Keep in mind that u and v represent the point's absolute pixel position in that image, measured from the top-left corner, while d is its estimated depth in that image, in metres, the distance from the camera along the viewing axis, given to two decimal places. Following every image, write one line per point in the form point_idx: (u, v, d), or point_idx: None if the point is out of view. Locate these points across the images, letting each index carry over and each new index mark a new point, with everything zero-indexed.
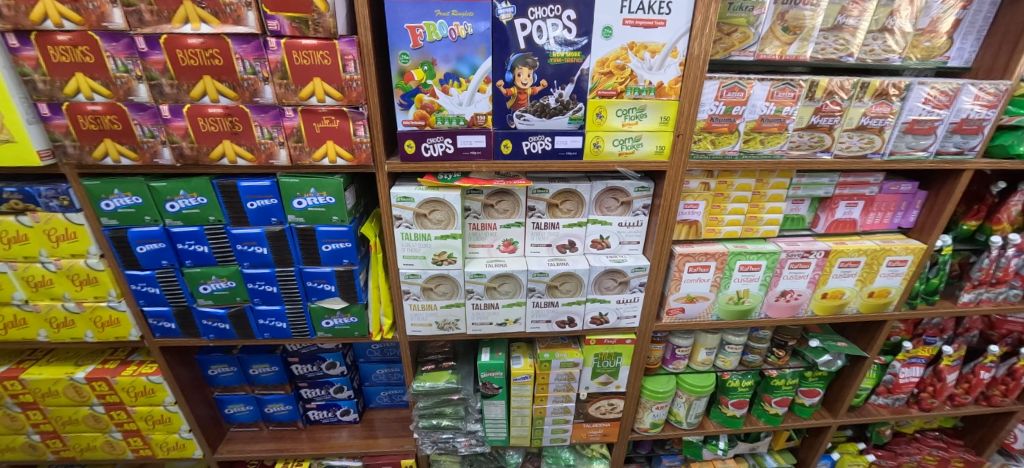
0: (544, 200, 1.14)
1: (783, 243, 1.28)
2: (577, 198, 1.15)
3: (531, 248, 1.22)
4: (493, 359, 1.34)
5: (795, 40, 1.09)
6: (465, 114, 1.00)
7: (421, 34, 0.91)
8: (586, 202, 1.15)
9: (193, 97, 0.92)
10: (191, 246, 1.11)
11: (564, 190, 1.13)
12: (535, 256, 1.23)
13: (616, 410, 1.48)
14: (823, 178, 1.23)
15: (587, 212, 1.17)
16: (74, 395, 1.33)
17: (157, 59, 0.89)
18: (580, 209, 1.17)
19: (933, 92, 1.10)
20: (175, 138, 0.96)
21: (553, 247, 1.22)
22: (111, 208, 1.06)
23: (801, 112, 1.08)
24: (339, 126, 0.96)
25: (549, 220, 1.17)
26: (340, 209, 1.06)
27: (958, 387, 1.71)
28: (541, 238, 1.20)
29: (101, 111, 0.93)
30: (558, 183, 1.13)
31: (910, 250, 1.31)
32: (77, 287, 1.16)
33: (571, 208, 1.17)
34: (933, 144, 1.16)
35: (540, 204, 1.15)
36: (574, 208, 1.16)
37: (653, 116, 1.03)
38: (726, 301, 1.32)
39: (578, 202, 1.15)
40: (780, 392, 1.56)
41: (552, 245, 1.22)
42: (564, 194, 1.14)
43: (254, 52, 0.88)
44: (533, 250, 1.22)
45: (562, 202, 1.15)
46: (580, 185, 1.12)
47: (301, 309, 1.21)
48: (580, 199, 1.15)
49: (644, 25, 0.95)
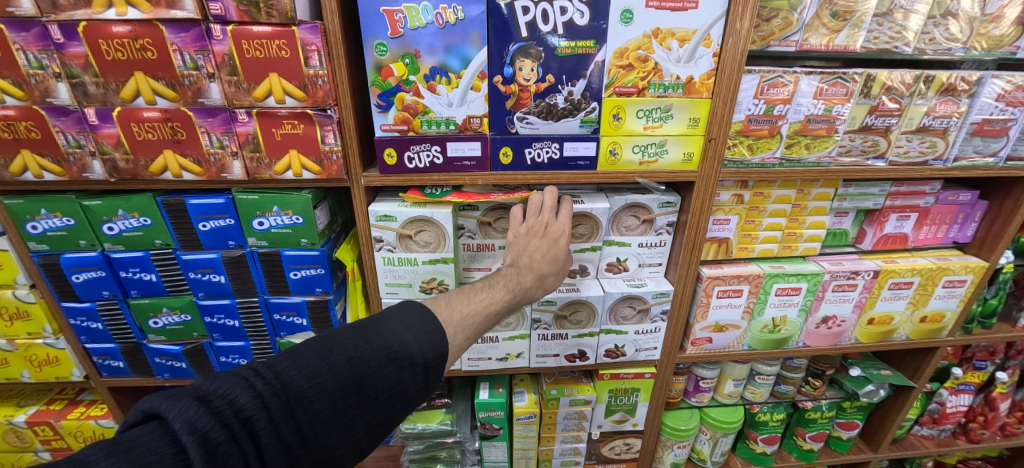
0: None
1: (826, 263, 1.12)
2: (593, 221, 0.97)
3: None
4: (493, 396, 1.17)
5: (845, 27, 0.92)
6: (457, 117, 0.83)
7: (401, 19, 0.75)
8: (602, 225, 0.97)
9: (125, 98, 0.75)
10: (135, 275, 0.94)
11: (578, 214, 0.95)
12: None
13: (633, 451, 1.30)
14: (873, 188, 1.05)
15: (603, 235, 0.99)
16: (14, 440, 1.16)
17: (77, 52, 0.72)
18: (594, 232, 0.99)
19: (1008, 86, 0.93)
20: (106, 149, 0.80)
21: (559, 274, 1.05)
22: (39, 231, 0.89)
23: (854, 112, 0.92)
24: (303, 132, 0.80)
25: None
26: (310, 230, 0.90)
27: (1010, 416, 1.53)
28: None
29: (14, 117, 0.77)
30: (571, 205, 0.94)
31: (970, 268, 1.14)
32: (6, 323, 1.00)
33: (585, 232, 0.99)
34: (1004, 149, 0.99)
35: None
36: (589, 231, 0.98)
37: (680, 117, 0.87)
38: (759, 329, 1.15)
39: (593, 225, 0.98)
40: (816, 426, 1.39)
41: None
42: (577, 218, 0.96)
43: (196, 42, 0.72)
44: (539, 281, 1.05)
45: (574, 226, 0.98)
46: (597, 208, 0.94)
47: (269, 345, 1.04)
48: (596, 222, 0.97)
49: (671, 8, 0.79)
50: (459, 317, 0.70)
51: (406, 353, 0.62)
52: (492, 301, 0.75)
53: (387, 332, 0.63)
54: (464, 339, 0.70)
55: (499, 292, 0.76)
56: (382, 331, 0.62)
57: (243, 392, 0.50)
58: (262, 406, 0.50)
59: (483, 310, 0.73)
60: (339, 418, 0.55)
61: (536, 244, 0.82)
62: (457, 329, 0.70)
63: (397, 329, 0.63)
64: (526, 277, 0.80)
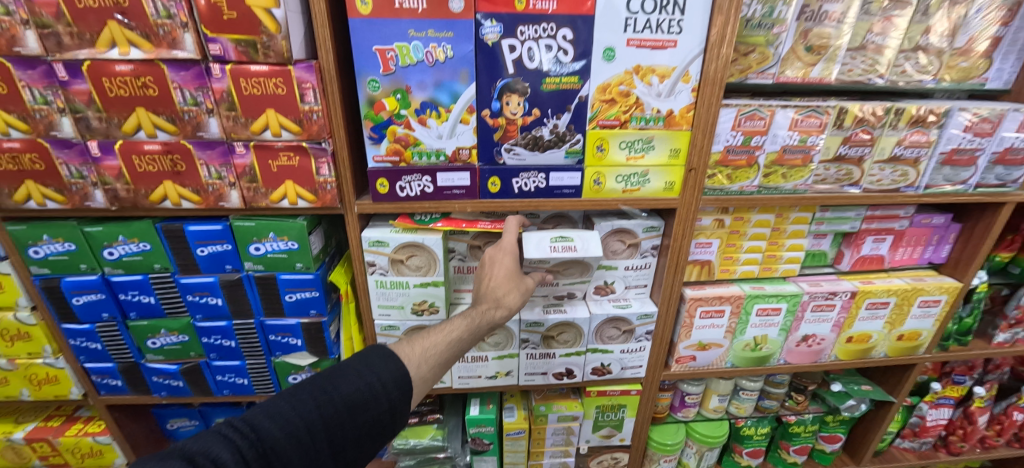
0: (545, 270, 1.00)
1: (805, 283, 1.16)
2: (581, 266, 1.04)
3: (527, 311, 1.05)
4: (483, 412, 1.20)
5: (819, 60, 0.96)
6: (446, 148, 0.87)
7: (392, 57, 0.78)
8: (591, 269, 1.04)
9: (126, 132, 0.79)
10: (134, 297, 0.97)
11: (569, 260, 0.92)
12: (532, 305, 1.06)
13: (620, 464, 1.34)
14: (849, 212, 1.10)
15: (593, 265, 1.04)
16: (13, 456, 1.19)
17: (81, 89, 0.75)
18: (584, 272, 1.05)
19: (976, 118, 0.97)
20: (108, 180, 0.83)
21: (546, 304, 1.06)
22: (40, 256, 0.92)
23: (827, 142, 0.96)
24: (299, 164, 0.83)
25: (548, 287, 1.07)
26: (304, 255, 0.93)
27: (989, 429, 1.57)
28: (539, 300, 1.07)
29: (19, 149, 0.80)
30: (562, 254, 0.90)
31: (945, 289, 1.18)
32: (7, 343, 1.02)
33: (575, 272, 1.05)
34: (972, 177, 1.03)
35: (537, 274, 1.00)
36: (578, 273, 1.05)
37: (662, 148, 0.91)
38: (741, 348, 1.18)
39: (583, 268, 1.05)
40: (799, 439, 1.42)
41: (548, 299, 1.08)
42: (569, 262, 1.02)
43: (195, 80, 0.75)
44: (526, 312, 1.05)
45: (565, 267, 1.04)
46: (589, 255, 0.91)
47: (264, 364, 1.07)
48: (586, 265, 1.04)
49: (651, 46, 0.82)
50: (420, 352, 0.74)
51: (370, 395, 0.66)
52: (449, 331, 0.78)
53: (352, 375, 0.67)
54: (428, 370, 0.73)
55: (458, 322, 0.80)
56: (348, 376, 0.66)
57: (223, 448, 0.53)
58: (241, 460, 0.54)
59: (444, 342, 0.76)
60: (313, 462, 0.60)
61: (490, 272, 0.86)
62: (418, 362, 0.73)
63: (361, 372, 0.67)
64: (481, 305, 0.82)
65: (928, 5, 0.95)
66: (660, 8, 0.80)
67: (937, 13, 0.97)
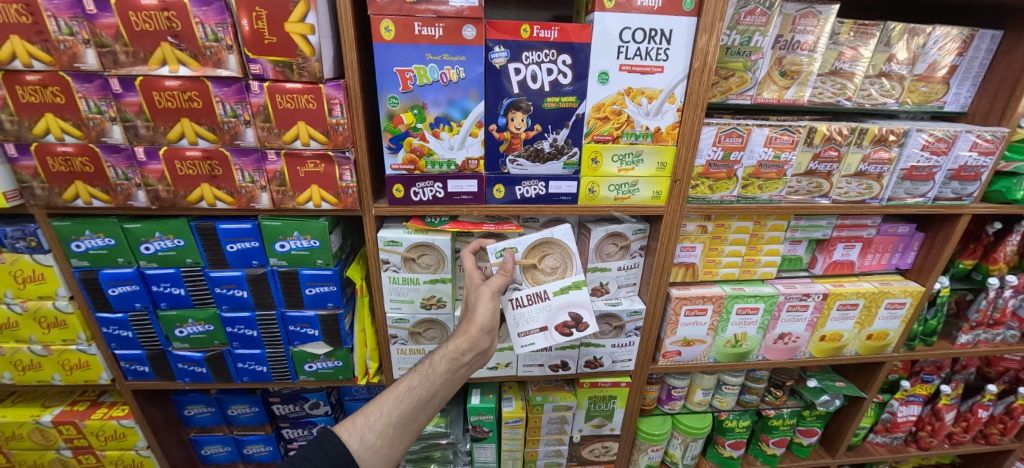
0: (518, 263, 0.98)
1: (781, 285, 1.26)
2: (557, 250, 0.98)
3: (521, 336, 0.98)
4: (484, 402, 1.29)
5: (793, 84, 1.06)
6: (457, 158, 0.96)
7: (411, 77, 0.88)
8: (573, 255, 0.98)
9: (170, 140, 0.88)
10: (166, 289, 1.06)
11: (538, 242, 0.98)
12: (525, 325, 0.98)
13: (611, 453, 1.43)
14: (821, 220, 1.21)
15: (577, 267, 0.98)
16: (39, 438, 1.26)
17: (133, 101, 0.84)
18: (565, 264, 0.99)
19: (931, 138, 1.08)
20: (151, 182, 0.92)
21: (550, 331, 0.98)
22: (81, 249, 1.01)
23: (799, 158, 1.06)
24: (324, 170, 0.92)
25: (532, 290, 0.98)
26: (325, 253, 1.02)
27: (956, 425, 1.68)
28: (534, 320, 0.98)
29: (72, 153, 0.89)
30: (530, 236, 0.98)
31: (908, 292, 1.28)
32: (44, 330, 1.10)
33: (553, 264, 0.99)
34: (931, 190, 1.14)
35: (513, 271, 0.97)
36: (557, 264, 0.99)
37: (650, 161, 1.01)
38: (722, 344, 1.29)
39: (562, 254, 0.99)
40: (778, 432, 1.52)
41: (549, 326, 0.98)
42: (541, 249, 0.99)
43: (236, 95, 0.84)
44: (520, 334, 0.98)
45: (541, 259, 0.99)
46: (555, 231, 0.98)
47: (282, 353, 1.16)
48: (564, 248, 0.98)
49: (641, 71, 0.93)
50: (363, 423, 0.81)
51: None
52: (397, 388, 0.86)
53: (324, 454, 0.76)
54: (375, 437, 0.81)
55: (407, 380, 0.87)
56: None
57: None
58: None
59: (389, 407, 0.83)
60: None
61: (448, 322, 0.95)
62: (363, 434, 0.81)
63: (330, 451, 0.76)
64: (431, 356, 0.89)
65: (890, 36, 1.06)
66: (648, 38, 0.90)
67: (898, 44, 1.07)
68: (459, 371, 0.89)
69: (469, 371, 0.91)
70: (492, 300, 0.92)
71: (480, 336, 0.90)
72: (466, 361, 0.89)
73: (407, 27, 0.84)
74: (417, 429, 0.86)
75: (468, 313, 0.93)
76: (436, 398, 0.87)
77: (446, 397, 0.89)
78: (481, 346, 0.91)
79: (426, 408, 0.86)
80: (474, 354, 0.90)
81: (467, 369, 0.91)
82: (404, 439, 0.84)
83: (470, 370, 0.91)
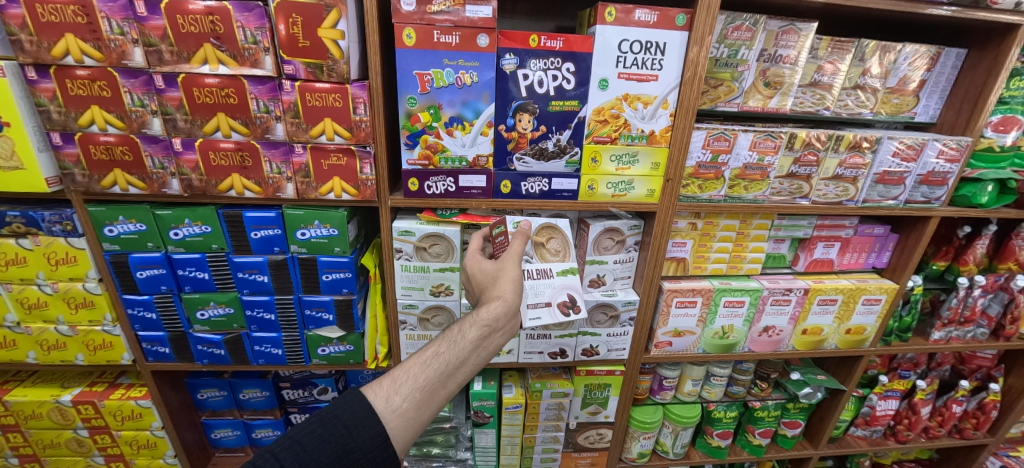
0: (531, 239, 1.07)
1: (766, 281, 1.35)
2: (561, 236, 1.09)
3: (530, 307, 0.98)
4: (485, 387, 1.37)
5: (776, 94, 1.15)
6: (468, 155, 1.05)
7: (429, 80, 0.97)
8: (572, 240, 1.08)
9: (207, 132, 0.95)
10: (191, 273, 1.13)
11: (547, 225, 1.08)
12: (533, 297, 0.99)
13: (605, 440, 1.51)
14: (802, 220, 1.31)
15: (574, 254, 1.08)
16: (58, 418, 1.31)
17: (174, 96, 0.92)
18: (566, 250, 1.08)
19: (901, 146, 1.18)
20: (185, 171, 0.99)
21: (554, 307, 0.99)
22: (114, 234, 1.07)
23: (781, 161, 1.16)
24: (346, 163, 1.01)
25: (541, 265, 1.03)
26: (342, 241, 1.10)
27: (932, 420, 1.77)
28: (539, 293, 1.00)
29: (113, 142, 0.95)
30: (540, 217, 1.09)
31: (884, 289, 1.37)
32: (72, 310, 1.16)
33: (558, 248, 1.08)
34: (902, 194, 1.24)
35: (529, 244, 1.05)
36: (561, 248, 1.08)
37: (645, 161, 1.10)
38: (711, 335, 1.37)
39: (564, 240, 1.08)
40: (764, 423, 1.60)
41: (553, 303, 1.00)
42: (548, 231, 1.08)
43: (269, 92, 0.92)
44: (528, 306, 0.98)
45: (549, 240, 1.08)
46: (562, 219, 1.09)
47: (298, 336, 1.23)
48: (564, 236, 1.09)
49: (637, 79, 1.02)
50: (390, 386, 0.84)
51: (342, 445, 0.76)
52: (427, 352, 0.88)
53: (346, 418, 0.79)
54: (401, 400, 0.82)
55: (438, 344, 0.89)
56: (318, 435, 0.77)
57: None
58: None
59: (418, 372, 0.85)
60: None
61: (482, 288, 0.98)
62: (389, 396, 0.83)
63: (353, 414, 0.79)
64: (461, 322, 0.90)
65: (864, 52, 1.16)
66: (644, 49, 1.00)
67: (872, 59, 1.17)
68: (489, 338, 0.89)
69: (502, 339, 0.91)
70: (517, 264, 0.97)
71: (514, 303, 0.92)
72: (496, 327, 0.90)
73: (427, 35, 0.93)
74: (444, 398, 0.87)
75: (495, 281, 0.96)
76: (466, 364, 0.88)
77: (476, 365, 0.90)
78: (512, 312, 0.92)
79: (454, 375, 0.87)
80: (504, 322, 0.91)
81: (499, 336, 0.91)
82: (430, 407, 0.84)
83: (501, 338, 0.92)
